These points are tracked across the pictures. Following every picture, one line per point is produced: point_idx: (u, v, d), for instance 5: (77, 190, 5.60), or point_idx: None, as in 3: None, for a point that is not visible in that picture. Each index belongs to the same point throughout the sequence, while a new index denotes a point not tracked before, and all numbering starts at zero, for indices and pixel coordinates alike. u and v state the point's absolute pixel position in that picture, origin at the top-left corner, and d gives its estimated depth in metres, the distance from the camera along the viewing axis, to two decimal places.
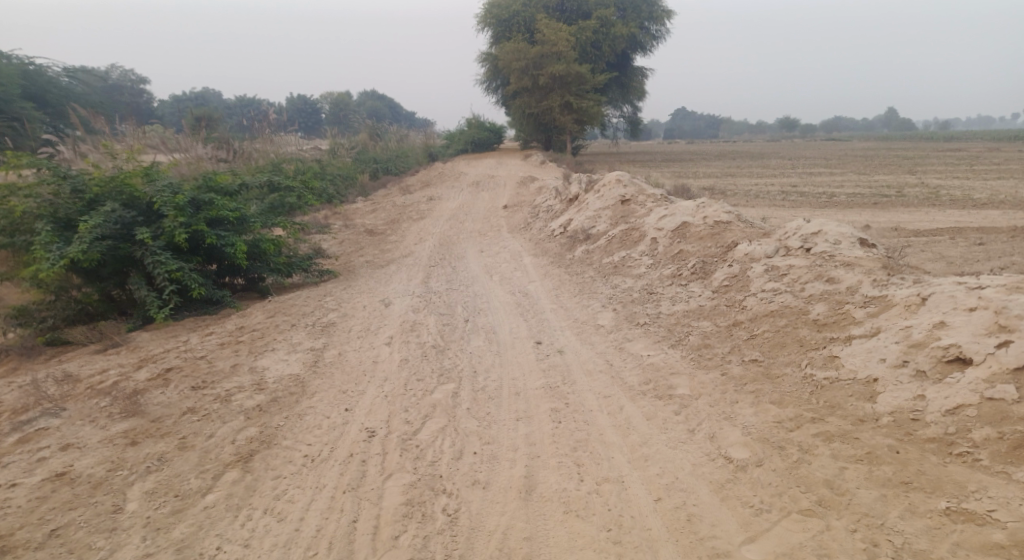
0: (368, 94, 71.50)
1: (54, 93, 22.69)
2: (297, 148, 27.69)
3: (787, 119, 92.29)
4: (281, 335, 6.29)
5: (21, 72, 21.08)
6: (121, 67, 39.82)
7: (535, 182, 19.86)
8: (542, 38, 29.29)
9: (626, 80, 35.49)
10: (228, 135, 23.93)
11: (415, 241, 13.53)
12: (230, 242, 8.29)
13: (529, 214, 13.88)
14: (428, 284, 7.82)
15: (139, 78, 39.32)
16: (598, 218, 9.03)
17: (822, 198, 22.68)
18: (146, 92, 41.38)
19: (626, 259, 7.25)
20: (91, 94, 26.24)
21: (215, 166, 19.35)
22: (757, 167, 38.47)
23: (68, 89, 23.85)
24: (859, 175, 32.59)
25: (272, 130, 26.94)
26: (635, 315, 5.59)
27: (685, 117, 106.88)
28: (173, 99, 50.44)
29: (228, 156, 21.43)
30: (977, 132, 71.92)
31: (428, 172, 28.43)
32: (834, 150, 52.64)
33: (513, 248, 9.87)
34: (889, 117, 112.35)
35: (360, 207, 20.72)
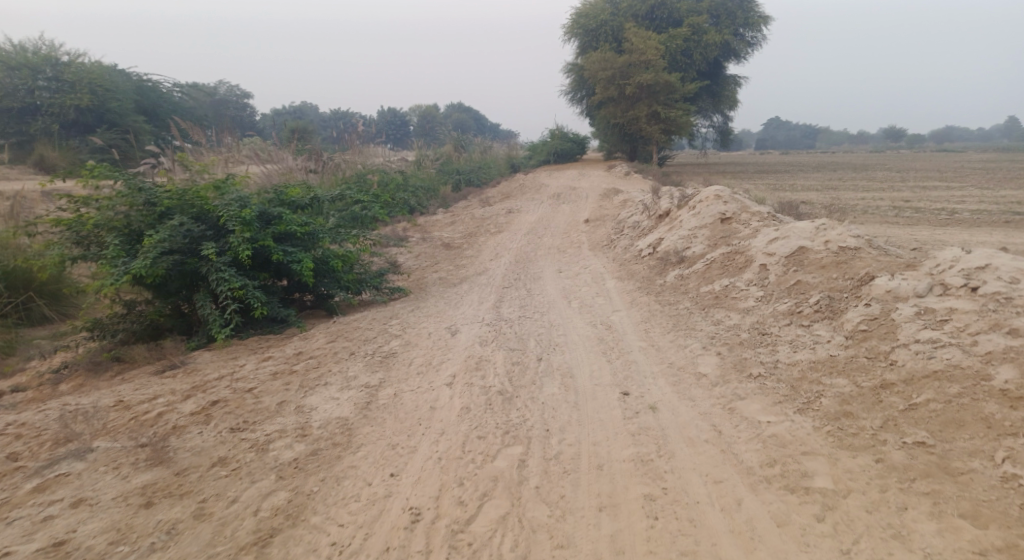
0: (455, 106, 72.48)
1: (161, 107, 23.71)
2: (384, 159, 27.89)
3: (892, 128, 86.17)
4: (336, 365, 5.70)
5: (134, 88, 22.23)
6: (226, 82, 41.77)
7: (620, 195, 18.89)
8: (630, 47, 28.26)
9: (717, 89, 33.85)
10: (317, 146, 24.31)
11: (491, 256, 12.92)
12: (297, 259, 7.89)
13: (613, 230, 12.97)
14: (501, 309, 7.09)
15: (243, 92, 41.20)
16: (693, 238, 8.04)
17: (941, 215, 20.51)
18: (248, 105, 43.24)
19: (730, 288, 6.24)
20: (195, 107, 27.37)
21: (304, 177, 19.56)
22: (861, 180, 35.74)
23: (176, 104, 24.92)
24: (980, 190, 29.53)
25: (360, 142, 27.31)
26: (745, 362, 4.61)
27: (779, 127, 102.17)
28: (273, 112, 52.78)
29: (317, 166, 21.70)
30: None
31: (510, 184, 27.96)
32: (947, 161, 48.38)
33: (596, 268, 9.01)
34: (1009, 125, 103.08)
35: (439, 218, 20.41)
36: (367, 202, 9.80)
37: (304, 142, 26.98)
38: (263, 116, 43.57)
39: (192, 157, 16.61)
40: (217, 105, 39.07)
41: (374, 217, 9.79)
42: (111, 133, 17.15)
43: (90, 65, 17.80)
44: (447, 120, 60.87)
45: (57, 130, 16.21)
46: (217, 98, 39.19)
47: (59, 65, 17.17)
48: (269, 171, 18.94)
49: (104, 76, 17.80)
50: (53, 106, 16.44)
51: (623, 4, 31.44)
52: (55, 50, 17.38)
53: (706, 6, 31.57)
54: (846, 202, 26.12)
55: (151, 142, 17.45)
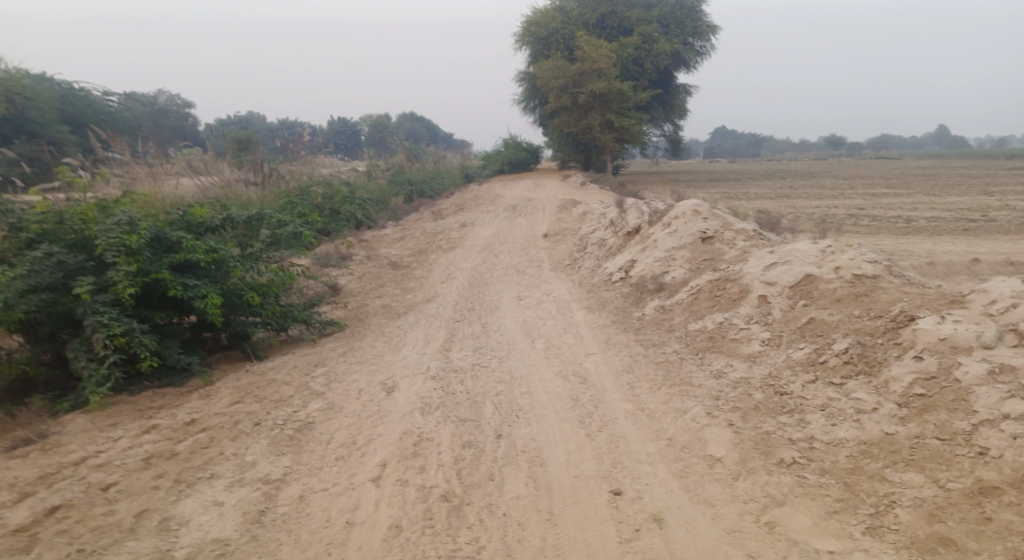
0: (407, 116, 71.01)
1: (91, 115, 21.68)
2: (331, 170, 26.32)
3: (835, 137, 88.64)
4: (231, 446, 4.35)
5: (57, 96, 20.27)
6: (166, 91, 39.18)
7: (578, 208, 17.91)
8: (582, 55, 27.46)
9: (669, 98, 33.48)
10: (259, 157, 22.62)
11: (442, 278, 11.65)
12: (201, 293, 6.51)
13: (575, 247, 11.87)
14: (450, 353, 5.84)
15: (184, 102, 38.97)
16: (671, 261, 6.97)
17: (898, 223, 20.23)
18: (190, 115, 40.85)
19: (726, 326, 5.15)
20: (130, 117, 25.33)
21: (245, 191, 17.95)
22: (811, 188, 35.83)
23: (109, 114, 22.90)
24: (927, 197, 29.74)
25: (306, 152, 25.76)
26: (770, 440, 3.50)
27: (726, 136, 104.11)
28: (218, 123, 50.47)
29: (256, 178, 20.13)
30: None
31: (463, 195, 26.72)
32: (888, 168, 49.41)
33: (561, 295, 7.86)
34: (940, 133, 107.35)
35: (387, 233, 19.00)
36: (295, 223, 8.44)
37: (245, 154, 25.18)
38: (205, 126, 41.34)
39: (115, 170, 14.86)
40: (155, 115, 36.62)
41: (302, 240, 8.44)
42: (30, 144, 15.28)
43: (4, 72, 15.86)
44: (399, 130, 59.44)
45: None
46: (156, 107, 36.78)
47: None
48: (204, 185, 17.28)
49: (25, 83, 15.90)
50: None
51: (574, 12, 30.77)
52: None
53: (655, 15, 31.12)
54: (802, 211, 25.82)
55: (71, 155, 15.63)
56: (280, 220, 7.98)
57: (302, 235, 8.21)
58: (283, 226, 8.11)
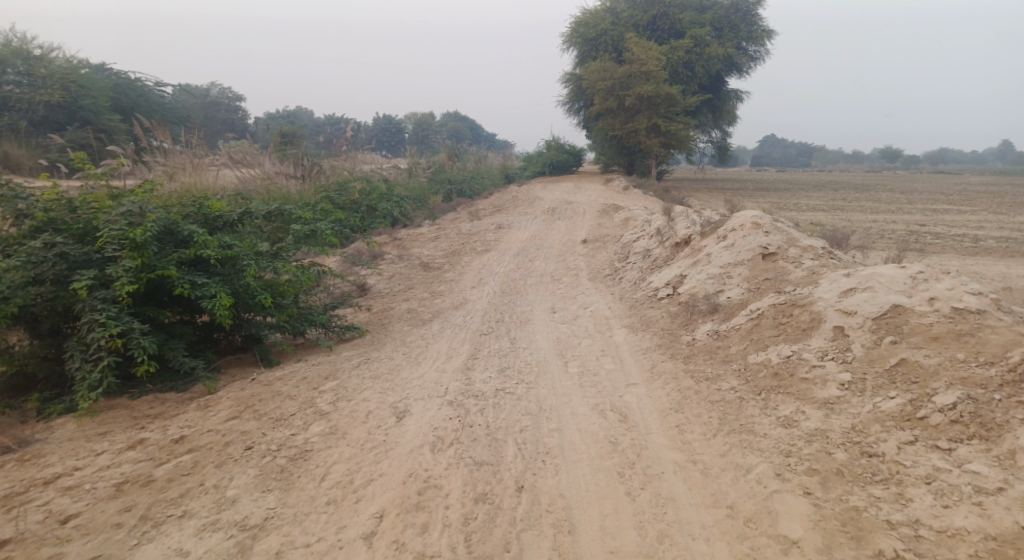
0: (451, 115, 71.01)
1: (145, 104, 21.85)
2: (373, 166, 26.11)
3: (890, 149, 85.36)
4: (215, 476, 3.83)
5: (113, 85, 20.58)
6: (219, 84, 39.54)
7: (621, 213, 17.16)
8: (631, 56, 26.59)
9: (719, 103, 32.33)
10: (302, 149, 22.48)
11: (474, 282, 11.07)
12: (209, 292, 6.05)
13: (616, 256, 11.14)
14: (472, 373, 5.22)
15: (236, 95, 39.53)
16: (727, 280, 6.22)
17: (964, 242, 18.84)
18: (241, 106, 41.37)
19: (795, 362, 4.39)
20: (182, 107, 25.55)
21: (286, 183, 17.73)
22: (866, 201, 34.18)
23: (162, 103, 23.10)
24: (993, 215, 27.96)
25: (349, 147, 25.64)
26: (861, 520, 2.79)
27: (775, 144, 101.39)
28: (267, 117, 51.22)
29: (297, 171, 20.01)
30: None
31: (503, 196, 26.15)
32: (948, 183, 47.05)
33: (600, 310, 7.17)
34: (1003, 148, 102.41)
35: (423, 232, 18.54)
36: (319, 219, 7.94)
37: (289, 147, 25.15)
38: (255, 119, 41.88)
39: (158, 158, 14.75)
40: (208, 106, 37.13)
41: (325, 238, 7.94)
42: (80, 130, 15.32)
43: (63, 59, 16.11)
44: (443, 129, 59.36)
45: (24, 126, 14.29)
46: (209, 99, 37.30)
47: (33, 59, 15.43)
48: (246, 176, 17.20)
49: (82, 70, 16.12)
50: (18, 101, 14.62)
51: (624, 13, 29.94)
52: (27, 43, 15.61)
53: (708, 18, 30.02)
54: (856, 225, 24.49)
55: (119, 143, 15.72)
56: (303, 216, 7.49)
57: (325, 233, 7.70)
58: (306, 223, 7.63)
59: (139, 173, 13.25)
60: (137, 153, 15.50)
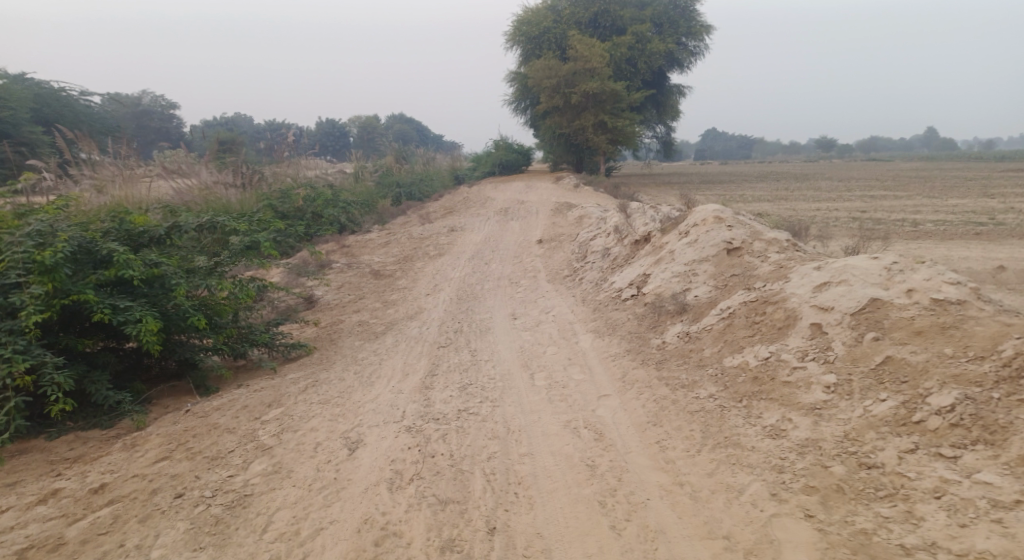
0: (397, 118, 70.12)
1: (70, 114, 20.55)
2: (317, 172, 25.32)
3: (825, 140, 88.45)
4: (138, 534, 3.33)
5: (34, 95, 19.32)
6: (150, 92, 37.74)
7: (574, 211, 16.95)
8: (575, 54, 26.50)
9: (663, 99, 32.63)
10: (241, 157, 21.52)
11: (428, 290, 10.61)
12: (134, 317, 5.44)
13: (572, 256, 10.87)
14: (431, 393, 4.80)
15: (170, 103, 37.91)
16: (693, 278, 5.97)
17: (905, 227, 19.34)
18: (176, 115, 39.65)
19: (774, 363, 4.15)
20: (112, 116, 24.20)
21: (226, 192, 16.86)
22: (807, 190, 35.08)
23: (88, 114, 21.80)
24: (926, 199, 29.04)
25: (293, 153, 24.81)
26: (874, 548, 2.61)
27: (717, 138, 103.75)
28: (205, 125, 49.40)
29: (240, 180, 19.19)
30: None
31: (453, 197, 25.67)
32: (880, 170, 48.89)
33: (562, 315, 6.84)
34: (929, 135, 107.40)
35: (372, 238, 17.93)
36: (258, 231, 7.36)
37: (228, 155, 24.07)
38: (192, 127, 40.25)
39: (83, 171, 13.77)
40: (140, 116, 35.40)
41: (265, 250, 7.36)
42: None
43: None
44: (389, 132, 58.41)
45: None
46: (140, 108, 35.58)
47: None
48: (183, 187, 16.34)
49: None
50: None
51: (566, 11, 29.89)
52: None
53: (648, 15, 30.23)
54: (801, 214, 25.00)
55: (42, 157, 14.69)
56: (240, 228, 6.91)
57: (265, 245, 7.14)
58: (243, 235, 7.05)
59: (63, 188, 12.34)
60: (60, 167, 14.46)
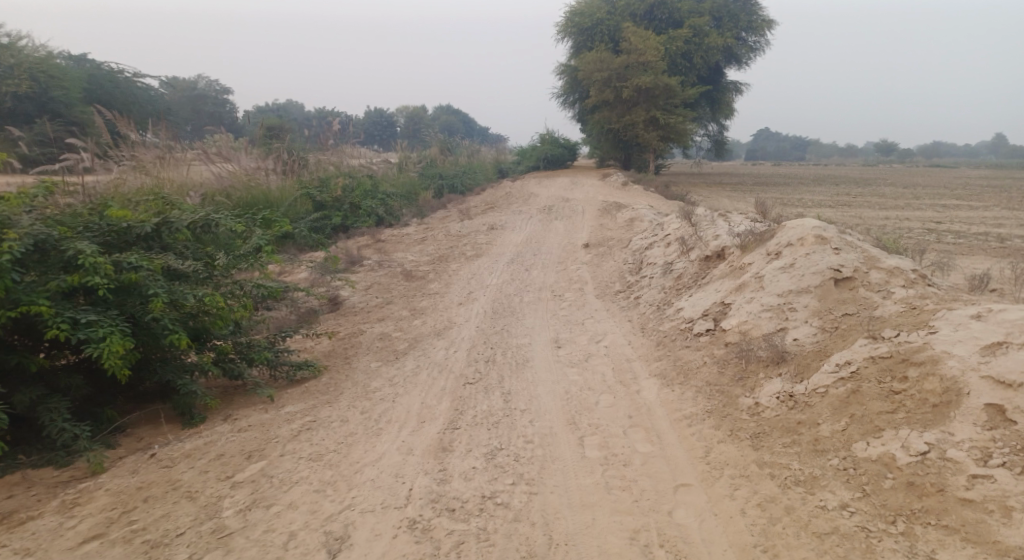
0: (444, 108, 69.55)
1: (120, 94, 20.27)
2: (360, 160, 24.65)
3: (885, 144, 84.64)
4: None
5: (84, 75, 19.14)
6: (207, 77, 37.66)
7: (623, 213, 15.67)
8: (628, 46, 25.00)
9: (718, 95, 30.89)
10: (283, 143, 20.93)
11: (461, 298, 9.50)
12: (98, 333, 4.43)
13: (625, 267, 9.61)
14: (449, 460, 3.69)
15: (223, 87, 37.98)
16: (791, 315, 4.72)
17: (989, 244, 17.42)
18: (230, 101, 39.64)
19: (937, 464, 2.93)
20: (163, 98, 23.94)
21: (264, 178, 16.16)
22: (871, 196, 32.82)
23: (141, 95, 21.56)
24: (1005, 211, 26.65)
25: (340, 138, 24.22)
26: None
27: (770, 138, 100.17)
28: (255, 109, 49.63)
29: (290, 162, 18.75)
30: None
31: (496, 192, 24.66)
32: (947, 179, 45.90)
33: (617, 347, 5.62)
34: (997, 143, 101.56)
35: (409, 233, 16.96)
36: (263, 232, 6.34)
37: (271, 142, 23.50)
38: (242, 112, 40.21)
39: (121, 152, 13.24)
40: (193, 100, 35.36)
41: (270, 255, 6.34)
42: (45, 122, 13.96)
43: (33, 49, 14.83)
44: (434, 123, 57.78)
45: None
46: (194, 91, 35.61)
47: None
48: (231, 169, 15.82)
49: (51, 60, 14.79)
50: None
51: (620, 2, 28.43)
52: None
53: (708, 7, 28.40)
54: (868, 222, 23.13)
55: (92, 136, 14.40)
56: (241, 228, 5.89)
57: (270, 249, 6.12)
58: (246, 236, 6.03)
59: (97, 171, 11.82)
60: (99, 148, 13.98)
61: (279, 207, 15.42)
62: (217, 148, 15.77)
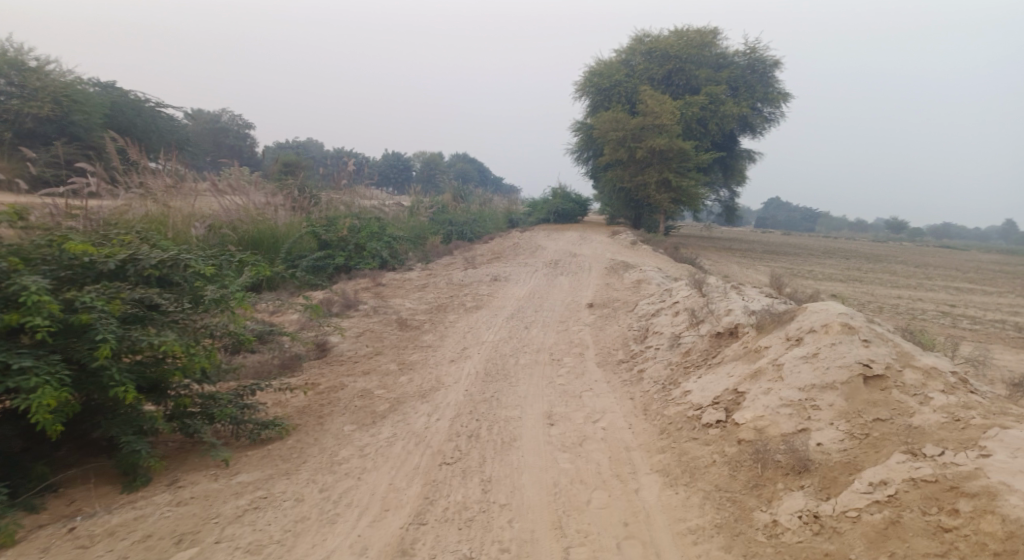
0: (460, 156, 70.37)
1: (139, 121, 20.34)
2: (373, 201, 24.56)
3: (896, 220, 84.75)
4: None
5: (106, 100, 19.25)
6: (230, 111, 38.14)
7: (631, 274, 15.24)
8: (645, 109, 25.10)
9: (731, 162, 30.89)
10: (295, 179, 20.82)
11: (454, 354, 8.96)
12: (30, 380, 3.97)
13: (629, 333, 9.08)
14: None
15: (245, 121, 38.52)
16: (814, 413, 4.19)
17: (1007, 333, 16.81)
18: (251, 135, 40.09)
19: None
20: (183, 127, 24.05)
21: (273, 215, 16.00)
22: (882, 272, 32.40)
23: (163, 123, 21.69)
24: (1019, 297, 26.13)
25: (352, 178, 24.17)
26: None
27: (781, 207, 100.62)
28: (275, 144, 50.26)
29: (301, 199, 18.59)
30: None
31: (504, 242, 24.39)
32: (958, 259, 45.55)
33: (616, 430, 5.06)
34: (1008, 227, 101.55)
35: (411, 278, 16.57)
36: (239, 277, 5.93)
37: (283, 177, 23.46)
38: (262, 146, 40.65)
39: (130, 179, 13.06)
40: (215, 132, 35.75)
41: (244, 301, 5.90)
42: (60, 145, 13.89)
43: (58, 73, 14.91)
44: (450, 169, 58.29)
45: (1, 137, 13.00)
46: (217, 124, 36.05)
47: (27, 70, 14.30)
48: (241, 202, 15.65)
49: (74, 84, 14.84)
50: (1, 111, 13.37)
51: (639, 66, 28.75)
52: (25, 53, 14.51)
53: (725, 76, 28.62)
54: (880, 299, 22.60)
55: (102, 162, 14.28)
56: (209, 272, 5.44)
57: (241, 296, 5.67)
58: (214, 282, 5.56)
59: (101, 197, 11.60)
60: (108, 174, 13.81)
61: (283, 244, 15.21)
62: (228, 181, 15.60)
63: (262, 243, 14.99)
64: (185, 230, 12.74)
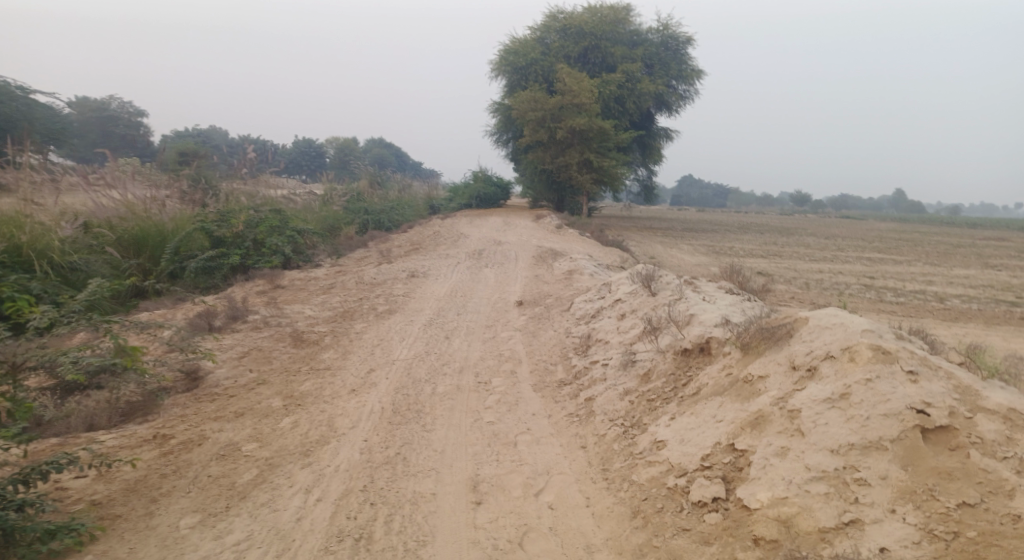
0: (375, 141, 67.61)
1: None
2: (290, 189, 22.09)
3: (802, 195, 88.45)
4: None
5: None
6: (120, 97, 34.10)
7: (560, 263, 13.85)
8: (563, 87, 23.79)
9: (649, 140, 30.13)
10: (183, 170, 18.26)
11: (356, 381, 7.22)
12: None
13: (568, 341, 7.63)
14: None
15: (138, 109, 34.75)
16: (863, 493, 2.86)
17: (934, 306, 16.53)
18: (145, 123, 36.11)
19: None
20: (59, 114, 20.81)
21: (160, 209, 13.44)
22: (798, 246, 32.69)
23: (30, 106, 18.48)
24: (929, 266, 26.66)
25: (258, 166, 21.73)
26: None
27: (694, 184, 103.02)
28: (173, 135, 46.10)
29: (198, 189, 16.18)
30: (996, 224, 66.69)
31: (424, 230, 22.57)
32: (862, 229, 47.18)
33: (570, 513, 3.62)
34: (898, 198, 107.81)
35: (317, 275, 14.59)
36: None
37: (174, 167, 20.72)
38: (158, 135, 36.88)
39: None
40: (102, 122, 31.83)
41: None
42: None
43: None
44: (365, 155, 55.44)
45: None
46: (105, 112, 32.16)
47: None
48: (141, 198, 13.25)
49: None
50: None
51: (555, 44, 27.35)
52: None
53: (640, 53, 27.66)
54: (805, 275, 22.32)
55: None
56: None
57: None
58: None
59: None
60: None
61: (173, 241, 12.60)
62: (104, 171, 13.18)
63: (148, 241, 12.43)
64: (44, 234, 9.91)
